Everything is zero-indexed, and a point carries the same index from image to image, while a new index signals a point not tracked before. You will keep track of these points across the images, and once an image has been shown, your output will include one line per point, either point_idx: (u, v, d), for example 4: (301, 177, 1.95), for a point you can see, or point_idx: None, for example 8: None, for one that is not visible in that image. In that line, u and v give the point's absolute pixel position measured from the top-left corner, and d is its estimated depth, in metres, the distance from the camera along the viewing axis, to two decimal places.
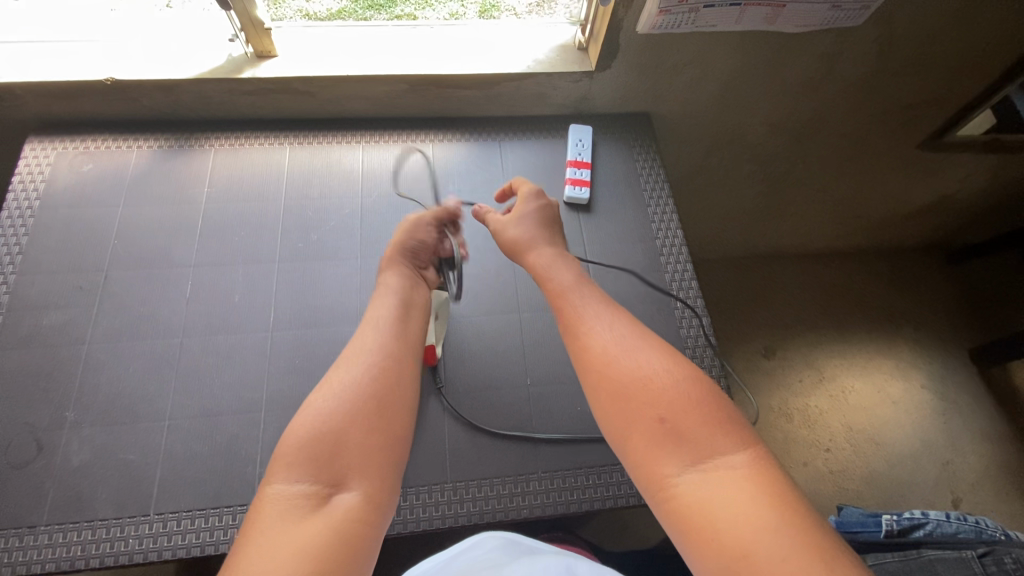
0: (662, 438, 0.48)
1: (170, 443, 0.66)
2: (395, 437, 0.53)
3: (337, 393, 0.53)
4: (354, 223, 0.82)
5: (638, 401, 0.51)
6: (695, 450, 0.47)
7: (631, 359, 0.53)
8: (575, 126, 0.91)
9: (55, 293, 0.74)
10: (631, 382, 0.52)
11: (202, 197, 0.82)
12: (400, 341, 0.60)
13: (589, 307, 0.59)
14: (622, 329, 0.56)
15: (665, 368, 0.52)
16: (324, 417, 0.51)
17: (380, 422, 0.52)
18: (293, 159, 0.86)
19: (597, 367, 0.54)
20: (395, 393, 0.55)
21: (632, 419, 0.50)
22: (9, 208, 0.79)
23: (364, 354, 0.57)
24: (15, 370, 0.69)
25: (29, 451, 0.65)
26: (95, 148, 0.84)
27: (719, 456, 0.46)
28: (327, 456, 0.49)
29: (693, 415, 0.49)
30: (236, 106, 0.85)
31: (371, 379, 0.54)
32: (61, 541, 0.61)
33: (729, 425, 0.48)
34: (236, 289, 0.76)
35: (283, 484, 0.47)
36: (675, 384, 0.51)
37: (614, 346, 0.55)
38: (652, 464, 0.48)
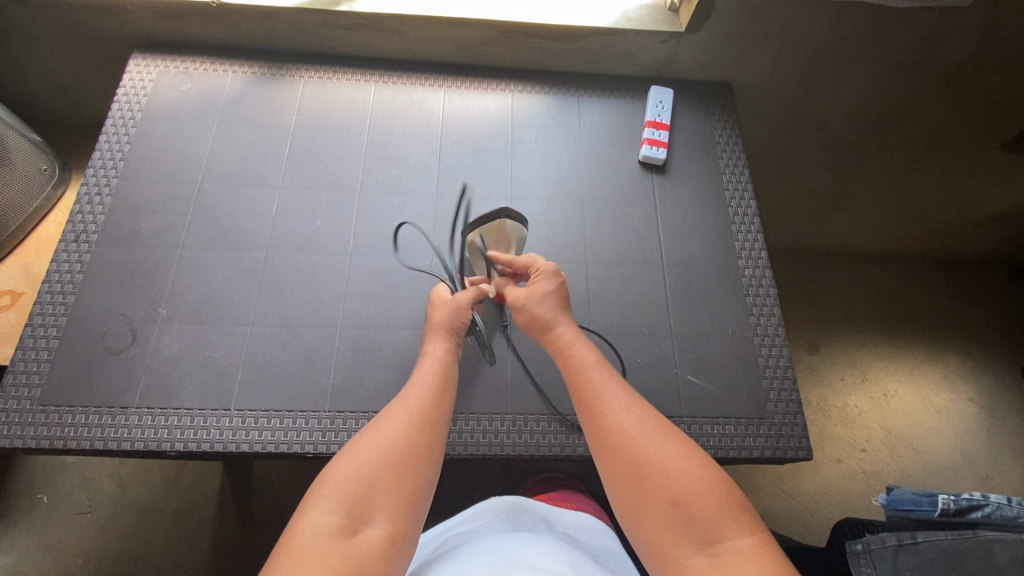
0: (675, 520, 0.49)
1: (251, 347, 0.70)
2: (423, 484, 0.53)
3: (376, 443, 0.53)
4: (432, 162, 0.84)
5: (652, 481, 0.51)
6: (705, 534, 0.48)
7: (650, 440, 0.54)
8: (656, 88, 0.90)
9: (153, 200, 0.78)
10: (649, 467, 0.52)
11: (290, 125, 0.85)
12: (438, 402, 0.59)
13: (606, 381, 0.59)
14: (643, 409, 0.57)
15: (680, 451, 0.53)
16: (363, 459, 0.51)
17: (411, 473, 0.52)
18: (377, 96, 0.88)
19: (614, 447, 0.54)
20: (426, 436, 0.55)
21: (647, 501, 0.51)
22: (114, 116, 0.83)
23: (405, 410, 0.57)
24: (115, 264, 0.74)
25: (124, 339, 0.69)
26: (194, 68, 0.88)
27: (728, 541, 0.48)
28: (358, 494, 0.49)
29: (707, 499, 0.50)
30: (328, 39, 0.88)
31: (410, 442, 0.54)
32: (149, 423, 0.66)
33: (740, 508, 0.49)
34: (318, 215, 0.79)
35: (316, 513, 0.47)
36: (687, 466, 0.52)
37: (631, 425, 0.55)
38: (666, 544, 0.50)
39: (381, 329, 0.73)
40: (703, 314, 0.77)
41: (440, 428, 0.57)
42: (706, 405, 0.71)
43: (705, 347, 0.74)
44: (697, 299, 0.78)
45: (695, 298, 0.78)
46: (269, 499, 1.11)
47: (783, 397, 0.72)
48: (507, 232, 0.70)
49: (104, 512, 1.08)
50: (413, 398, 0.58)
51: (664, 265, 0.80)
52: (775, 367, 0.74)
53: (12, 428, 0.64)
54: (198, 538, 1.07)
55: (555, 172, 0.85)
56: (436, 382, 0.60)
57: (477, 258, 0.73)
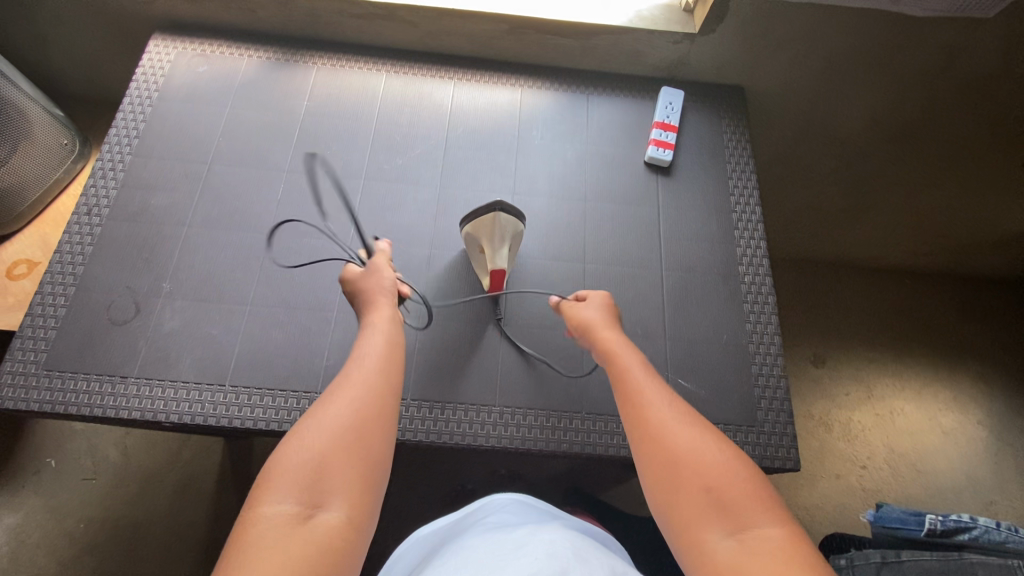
0: (705, 506, 0.47)
1: (249, 325, 0.72)
2: (375, 458, 0.51)
3: (320, 424, 0.51)
4: (438, 154, 0.85)
5: (685, 466, 0.50)
6: (735, 521, 0.46)
7: (684, 431, 0.53)
8: (667, 89, 0.90)
9: (164, 177, 0.80)
10: (682, 455, 0.51)
11: (300, 111, 0.86)
12: (382, 371, 0.57)
13: (647, 378, 0.59)
14: (682, 406, 0.56)
15: (714, 442, 0.51)
16: (312, 440, 0.49)
17: (361, 448, 0.50)
18: (388, 86, 0.89)
19: (651, 437, 0.53)
20: (374, 408, 0.53)
21: (677, 488, 0.49)
22: (131, 94, 0.85)
23: (349, 383, 0.55)
24: (124, 238, 0.76)
25: (128, 311, 0.72)
26: (211, 51, 0.89)
27: (758, 528, 0.45)
28: (310, 477, 0.47)
29: (737, 487, 0.48)
30: (343, 28, 0.89)
31: (355, 416, 0.52)
32: (147, 394, 0.67)
33: (771, 500, 0.48)
34: (322, 200, 0.80)
35: (268, 503, 0.45)
36: (719, 455, 0.50)
37: (670, 417, 0.54)
38: (694, 532, 0.47)
39: None
40: (699, 317, 0.76)
41: (392, 400, 0.56)
42: (695, 409, 0.70)
43: (699, 351, 0.74)
44: (694, 302, 0.77)
45: (692, 301, 0.77)
46: None
47: (774, 406, 0.71)
48: (497, 221, 0.70)
49: (108, 480, 1.11)
50: (356, 371, 0.56)
51: (663, 267, 0.79)
52: (769, 376, 0.73)
53: (16, 390, 0.66)
54: (196, 511, 1.09)
55: (559, 169, 0.85)
56: (378, 354, 0.58)
57: (475, 247, 0.74)
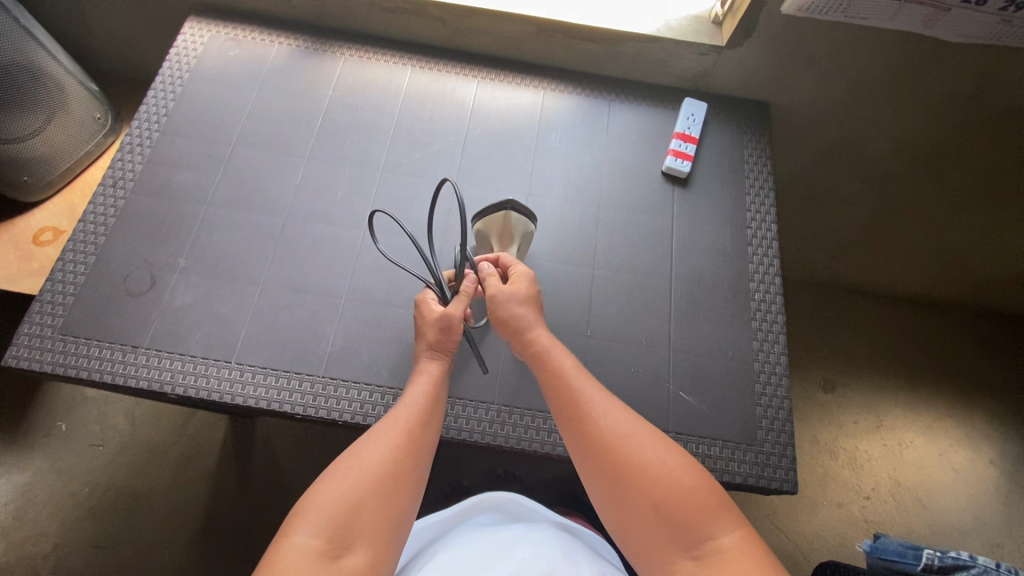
0: (658, 525, 0.49)
1: (258, 305, 0.73)
2: (404, 507, 0.52)
3: (358, 465, 0.52)
4: (456, 149, 0.85)
5: (633, 485, 0.51)
6: (690, 536, 0.48)
7: (625, 444, 0.53)
8: (690, 100, 0.89)
9: (189, 156, 0.82)
10: (630, 470, 0.52)
11: (324, 99, 0.87)
12: (427, 423, 0.59)
13: (583, 385, 0.59)
14: (620, 410, 0.56)
15: (659, 453, 0.52)
16: (352, 481, 0.51)
17: (394, 497, 0.52)
18: (412, 81, 0.90)
19: (595, 453, 0.54)
20: (410, 458, 0.55)
21: (631, 507, 0.51)
22: (164, 74, 0.88)
23: (392, 429, 0.56)
24: (146, 212, 0.78)
25: (144, 283, 0.73)
26: (243, 36, 0.91)
27: (714, 541, 0.47)
28: (343, 518, 0.48)
29: (687, 498, 0.49)
30: (372, 21, 0.90)
31: (400, 467, 0.53)
32: (155, 365, 0.69)
33: (724, 505, 0.49)
34: (339, 188, 0.81)
35: (298, 536, 0.47)
36: (665, 467, 0.51)
37: (612, 428, 0.54)
38: (654, 548, 0.50)
39: (383, 304, 0.74)
40: (705, 331, 0.75)
41: (428, 450, 0.57)
42: (694, 423, 0.70)
43: (703, 365, 0.73)
44: (702, 315, 0.76)
45: (699, 314, 0.76)
46: (264, 457, 1.14)
47: (775, 426, 0.70)
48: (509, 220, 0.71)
49: (114, 448, 1.13)
50: (401, 417, 0.58)
51: (672, 278, 0.79)
52: (772, 395, 0.72)
53: (31, 352, 0.68)
54: (197, 485, 1.12)
55: (575, 173, 0.85)
56: (425, 404, 0.60)
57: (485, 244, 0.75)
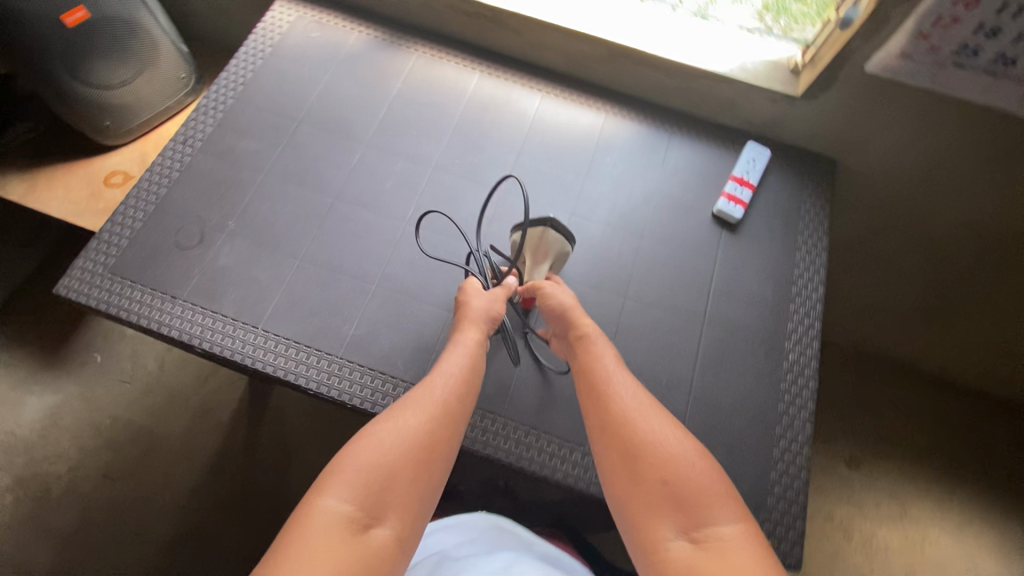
0: (661, 501, 0.48)
1: (293, 278, 0.75)
2: (435, 478, 0.52)
3: (394, 430, 0.52)
4: (509, 158, 0.86)
5: (644, 460, 0.50)
6: (692, 518, 0.46)
7: (645, 422, 0.53)
8: (753, 145, 0.87)
9: (256, 125, 0.86)
10: (644, 448, 0.51)
11: (392, 91, 0.90)
12: (461, 397, 0.59)
13: (616, 372, 0.60)
14: (646, 396, 0.57)
15: (677, 437, 0.52)
16: (387, 446, 0.50)
17: (426, 468, 0.51)
18: (478, 85, 0.91)
19: (614, 428, 0.54)
20: (443, 431, 0.54)
21: (638, 483, 0.50)
22: (249, 45, 0.92)
23: (428, 399, 0.56)
24: (208, 172, 0.82)
25: (193, 239, 0.77)
26: (327, 20, 0.95)
27: (717, 527, 0.45)
28: (376, 485, 0.48)
29: (695, 480, 0.48)
30: (449, 23, 0.92)
31: (433, 435, 0.53)
32: (189, 317, 0.72)
33: (731, 496, 0.47)
34: (390, 178, 0.83)
35: (329, 499, 0.46)
36: (681, 450, 0.50)
37: (633, 407, 0.55)
38: (648, 526, 0.47)
39: (411, 298, 0.75)
40: (729, 382, 0.73)
41: (460, 425, 0.57)
42: None
43: (721, 418, 0.71)
44: (728, 366, 0.74)
45: (726, 364, 0.74)
46: (274, 424, 1.17)
47: (787, 495, 0.67)
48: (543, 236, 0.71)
49: (139, 388, 1.19)
50: (436, 389, 0.58)
51: (705, 322, 0.76)
52: (789, 463, 0.68)
53: (82, 285, 0.73)
54: (207, 439, 1.15)
55: (623, 200, 0.84)
56: (462, 378, 0.60)
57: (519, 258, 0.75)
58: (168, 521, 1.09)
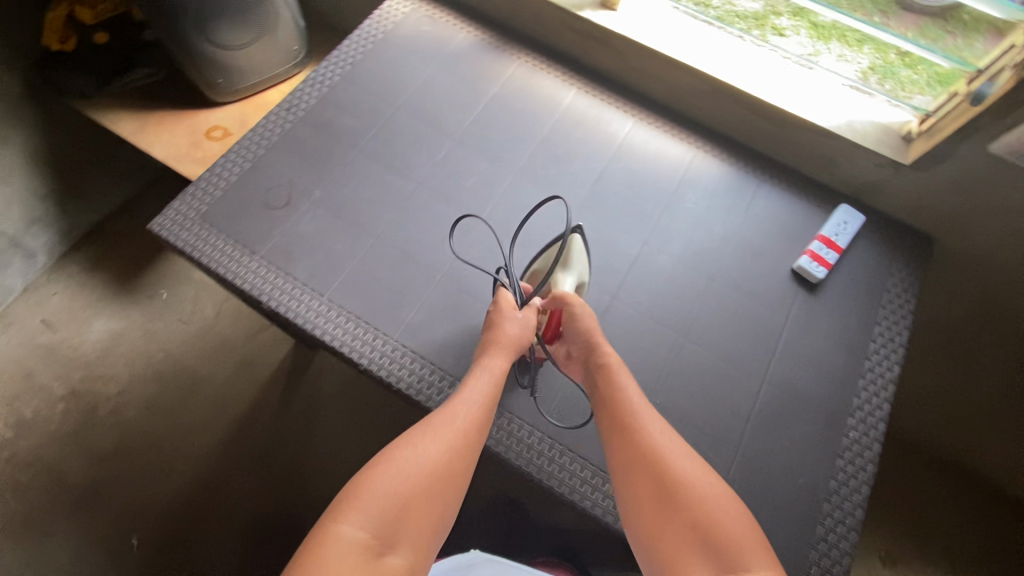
0: (689, 541, 0.48)
1: (363, 255, 0.77)
2: (449, 508, 0.52)
3: (414, 458, 0.53)
4: (590, 177, 0.86)
5: (671, 498, 0.51)
6: (722, 561, 0.46)
7: (674, 460, 0.53)
8: (846, 207, 0.84)
9: (356, 105, 0.89)
10: (672, 485, 0.51)
11: (488, 93, 0.92)
12: (483, 425, 0.59)
13: (642, 407, 0.60)
14: (672, 433, 0.57)
15: (707, 479, 0.52)
16: (406, 474, 0.51)
17: (442, 498, 0.52)
18: (572, 101, 0.92)
19: (640, 463, 0.54)
20: (460, 460, 0.55)
21: (665, 521, 0.50)
22: (363, 29, 0.96)
23: (450, 425, 0.57)
24: (304, 141, 0.85)
25: (280, 201, 0.80)
26: (439, 16, 0.98)
27: (747, 570, 0.45)
28: (392, 514, 0.48)
29: (726, 524, 0.48)
30: (557, 37, 0.94)
31: (453, 463, 0.54)
32: (262, 273, 0.75)
33: (763, 543, 0.47)
34: (471, 176, 0.85)
35: (346, 526, 0.47)
36: (710, 492, 0.50)
37: (662, 445, 0.55)
38: (675, 564, 0.48)
39: (471, 296, 0.76)
40: (781, 447, 0.69)
41: (479, 455, 0.57)
42: None
43: (766, 483, 0.67)
44: (783, 429, 0.70)
45: (781, 427, 0.70)
46: (309, 391, 1.20)
47: None
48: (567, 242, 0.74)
49: (195, 331, 1.25)
50: (458, 415, 0.58)
51: (765, 379, 0.73)
52: (832, 545, 0.64)
53: (173, 226, 0.77)
54: (246, 391, 1.20)
55: (699, 239, 0.82)
56: (484, 406, 0.60)
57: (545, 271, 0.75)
58: (196, 460, 1.13)
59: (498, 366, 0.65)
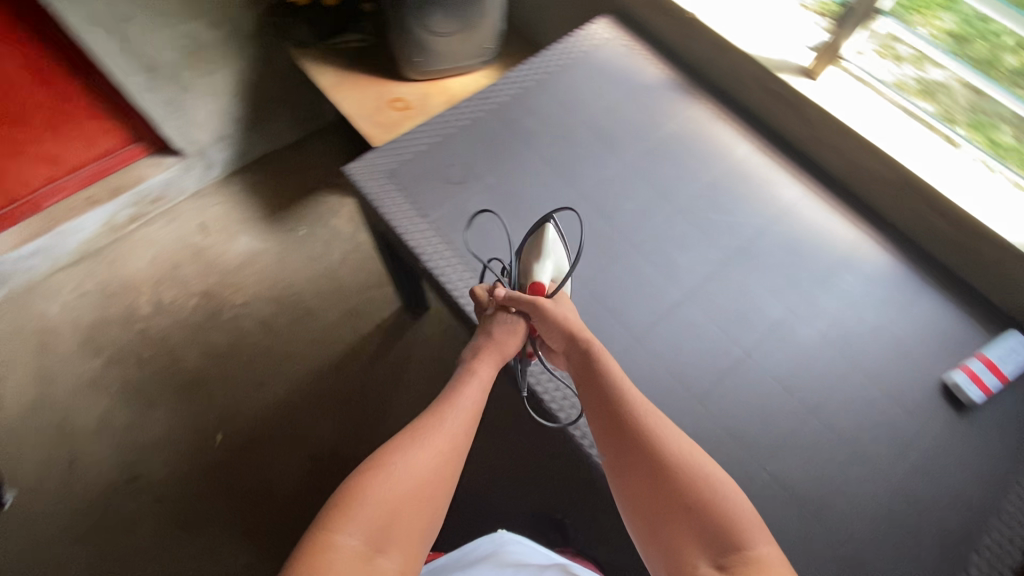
0: (683, 521, 0.51)
1: (518, 245, 0.83)
2: (437, 507, 0.56)
3: (407, 463, 0.56)
4: (748, 231, 0.86)
5: (665, 481, 0.54)
6: (716, 542, 0.49)
7: (666, 445, 0.56)
8: (1018, 335, 0.78)
9: (542, 109, 0.96)
10: (667, 469, 0.54)
11: (666, 128, 0.95)
12: (469, 428, 0.62)
13: (630, 392, 0.62)
14: (661, 417, 0.60)
15: (704, 464, 0.55)
16: (397, 482, 0.54)
17: (430, 500, 0.55)
18: (746, 155, 0.93)
19: (631, 455, 0.57)
20: (448, 460, 0.58)
21: (661, 503, 0.53)
22: (565, 43, 1.03)
23: (438, 430, 0.60)
24: (490, 130, 0.93)
25: (456, 177, 0.89)
26: (636, 47, 1.04)
27: (745, 549, 0.48)
28: (384, 521, 0.51)
29: (721, 508, 0.51)
30: (748, 92, 0.96)
31: (440, 467, 0.57)
32: (427, 235, 0.83)
33: (760, 527, 0.50)
34: (632, 201, 0.88)
35: (342, 536, 0.49)
36: (708, 478, 0.53)
37: (654, 427, 0.57)
38: (671, 544, 0.51)
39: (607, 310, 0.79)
40: (886, 556, 0.66)
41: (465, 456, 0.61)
42: None
43: None
44: (893, 539, 0.67)
45: (891, 536, 0.67)
46: None
47: None
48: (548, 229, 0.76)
49: None
50: (447, 419, 0.61)
51: (885, 482, 0.70)
52: None
53: (364, 175, 0.89)
54: None
55: (846, 322, 0.80)
56: (472, 411, 0.63)
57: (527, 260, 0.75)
58: None
59: (485, 367, 0.67)
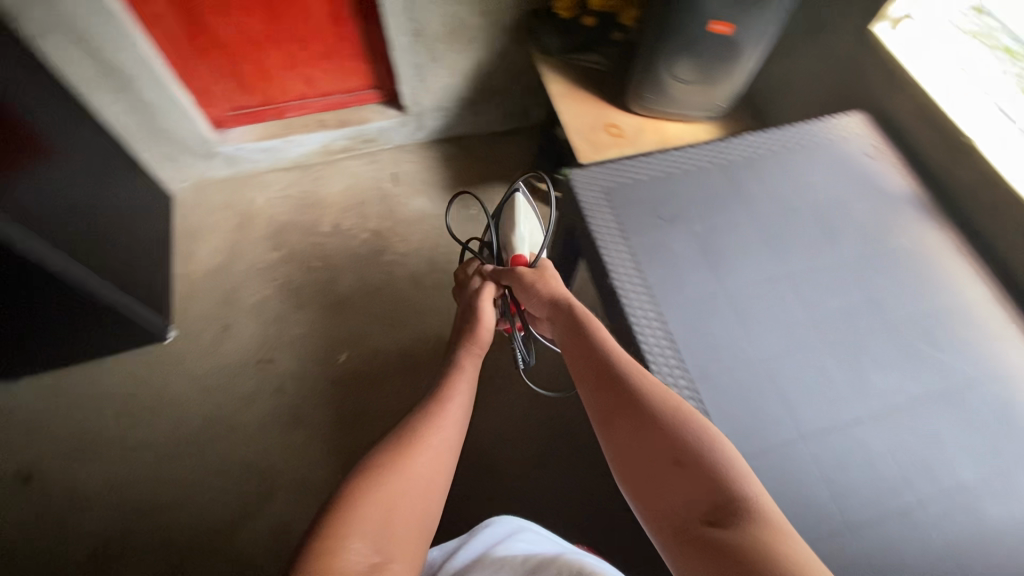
0: (679, 472, 0.61)
1: (706, 297, 0.85)
2: (431, 505, 0.66)
3: (408, 474, 0.65)
4: (961, 378, 0.78)
5: (662, 442, 0.64)
6: (704, 489, 0.58)
7: (661, 408, 0.67)
8: None
9: (769, 182, 0.97)
10: (662, 427, 0.65)
11: (895, 241, 0.91)
12: (454, 433, 0.74)
13: (628, 365, 0.75)
14: (650, 380, 0.72)
15: (691, 427, 0.65)
16: (401, 489, 0.63)
17: (425, 502, 0.65)
18: (981, 299, 0.85)
19: (624, 415, 0.69)
20: (439, 458, 0.70)
21: (656, 466, 0.63)
22: (810, 127, 1.04)
23: (431, 436, 0.71)
24: (712, 184, 0.96)
25: (666, 214, 0.92)
26: (884, 154, 1.01)
27: (728, 499, 0.57)
28: (388, 526, 0.60)
29: (708, 467, 0.60)
30: (1006, 237, 0.89)
31: (432, 463, 0.68)
32: (623, 256, 0.88)
33: (745, 481, 0.59)
34: (836, 299, 0.85)
35: (353, 546, 0.56)
36: (697, 438, 0.63)
37: (649, 391, 0.69)
38: (665, 498, 0.61)
39: (776, 392, 0.77)
40: None
41: (451, 455, 0.72)
42: None
43: None
44: None
45: None
46: None
47: None
48: (517, 196, 1.07)
49: None
50: (439, 427, 0.73)
51: None
52: None
53: (584, 183, 0.95)
54: None
55: None
56: (455, 420, 0.75)
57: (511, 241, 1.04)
58: None
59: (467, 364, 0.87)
